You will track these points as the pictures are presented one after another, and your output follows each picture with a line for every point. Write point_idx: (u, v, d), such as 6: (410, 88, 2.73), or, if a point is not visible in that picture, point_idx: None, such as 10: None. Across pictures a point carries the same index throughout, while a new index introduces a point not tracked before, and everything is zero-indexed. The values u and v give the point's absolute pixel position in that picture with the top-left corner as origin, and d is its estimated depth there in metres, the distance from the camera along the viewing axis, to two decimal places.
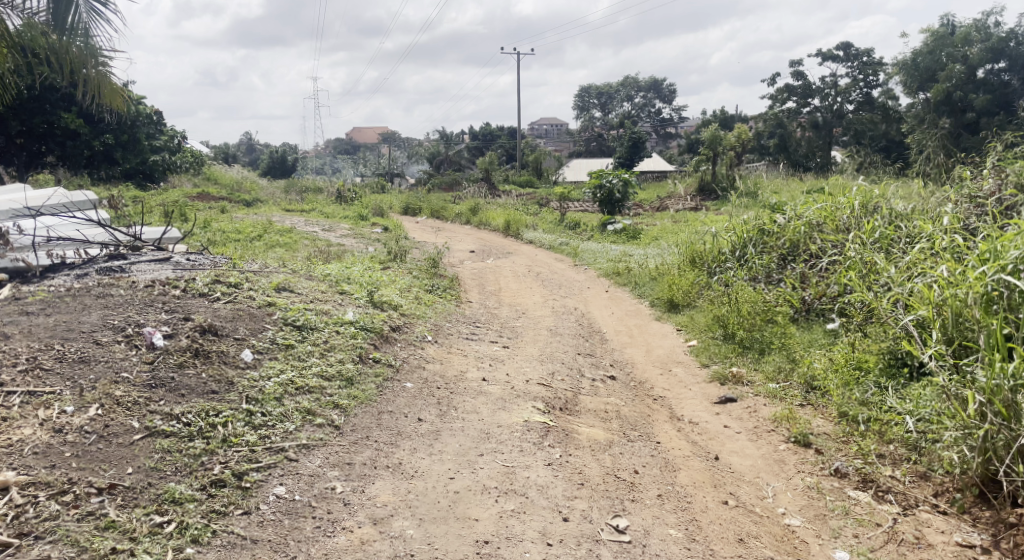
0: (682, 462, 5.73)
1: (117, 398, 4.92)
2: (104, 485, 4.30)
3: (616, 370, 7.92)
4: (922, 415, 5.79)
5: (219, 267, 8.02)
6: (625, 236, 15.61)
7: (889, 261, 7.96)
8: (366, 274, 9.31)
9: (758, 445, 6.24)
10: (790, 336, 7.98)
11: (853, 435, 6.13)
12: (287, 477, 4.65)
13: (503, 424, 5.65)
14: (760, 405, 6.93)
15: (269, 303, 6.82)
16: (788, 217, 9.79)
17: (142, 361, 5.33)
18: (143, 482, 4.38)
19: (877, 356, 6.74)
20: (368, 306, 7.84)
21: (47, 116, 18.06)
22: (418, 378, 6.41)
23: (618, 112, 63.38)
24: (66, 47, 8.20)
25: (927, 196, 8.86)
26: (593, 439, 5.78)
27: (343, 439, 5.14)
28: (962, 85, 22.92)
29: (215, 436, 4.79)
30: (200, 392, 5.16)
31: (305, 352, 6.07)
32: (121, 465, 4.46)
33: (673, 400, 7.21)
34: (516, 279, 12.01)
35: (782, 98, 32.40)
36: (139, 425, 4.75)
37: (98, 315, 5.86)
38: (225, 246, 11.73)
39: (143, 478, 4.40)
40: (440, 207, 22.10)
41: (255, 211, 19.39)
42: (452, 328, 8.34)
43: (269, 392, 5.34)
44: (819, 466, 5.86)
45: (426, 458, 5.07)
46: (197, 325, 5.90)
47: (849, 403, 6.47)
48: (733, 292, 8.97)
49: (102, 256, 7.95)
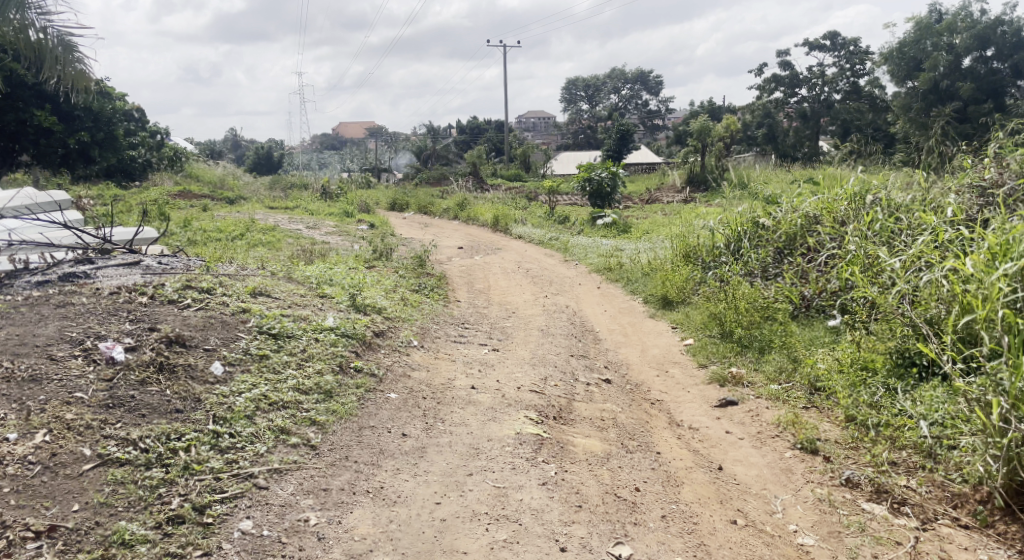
0: (684, 474, 5.36)
1: (68, 422, 4.52)
2: (43, 527, 3.91)
3: (611, 373, 7.53)
4: (936, 420, 5.46)
5: (192, 271, 7.61)
6: (615, 230, 15.27)
7: (892, 253, 7.60)
8: (348, 275, 8.91)
9: (763, 452, 5.88)
10: (790, 333, 7.63)
11: (863, 441, 5.79)
12: (254, 509, 4.26)
13: (493, 438, 5.28)
14: (762, 408, 6.58)
15: (243, 310, 6.42)
16: (784, 210, 9.45)
17: (99, 379, 4.93)
18: (90, 522, 3.99)
19: (885, 356, 6.38)
20: (350, 310, 7.46)
21: (19, 114, 17.40)
22: (403, 388, 6.03)
23: (605, 105, 62.95)
24: (41, 44, 7.76)
25: (927, 186, 8.51)
26: (590, 452, 5.41)
27: (320, 461, 4.75)
28: (949, 74, 22.63)
29: (175, 463, 4.40)
30: (163, 411, 4.77)
31: (280, 363, 5.68)
32: (67, 501, 4.07)
33: (671, 404, 6.85)
34: (505, 276, 11.60)
35: (769, 88, 32.09)
36: (90, 453, 4.35)
37: (54, 327, 5.45)
38: (202, 248, 11.28)
39: (89, 518, 4.01)
40: (428, 202, 21.69)
41: (237, 209, 18.87)
42: (439, 331, 7.96)
43: (240, 409, 4.95)
44: (829, 475, 5.50)
45: (410, 481, 4.68)
46: (163, 336, 5.51)
47: (857, 406, 6.11)
48: (731, 288, 8.59)
49: (68, 262, 7.51)
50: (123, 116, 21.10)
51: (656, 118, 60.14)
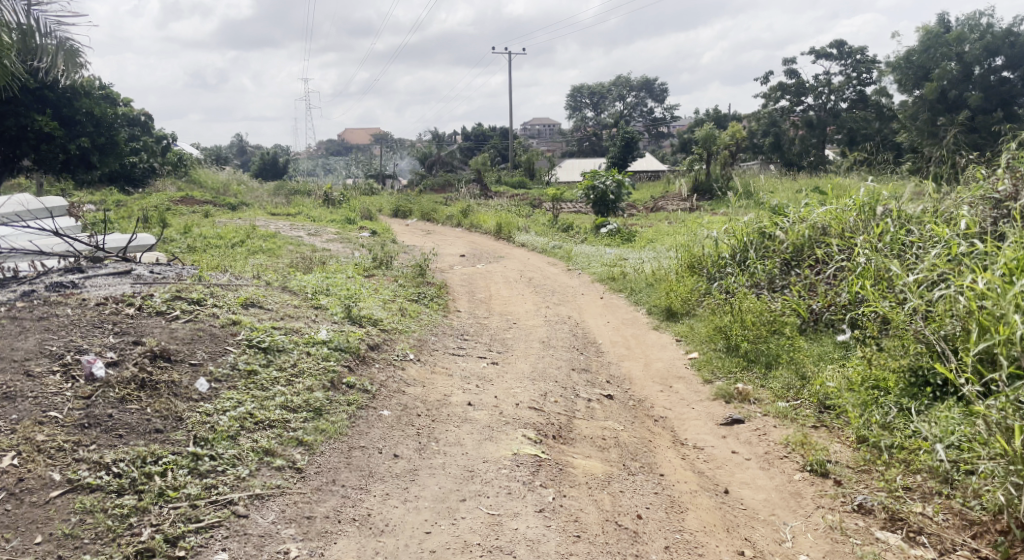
0: (689, 499, 5.14)
1: (38, 444, 4.35)
2: None
3: (613, 388, 7.29)
4: (952, 442, 5.22)
5: (183, 281, 7.38)
6: (619, 239, 15.04)
7: (904, 266, 7.36)
8: (346, 285, 8.68)
9: (770, 474, 5.65)
10: (798, 348, 7.37)
11: (876, 464, 5.53)
12: (231, 540, 4.06)
13: (489, 459, 5.06)
14: (769, 427, 6.34)
15: (233, 321, 6.20)
16: (792, 221, 9.19)
17: (76, 397, 4.74)
18: (53, 556, 3.82)
19: (897, 375, 6.09)
20: (345, 323, 7.23)
21: (19, 119, 16.64)
22: (396, 404, 5.80)
23: (609, 112, 62.74)
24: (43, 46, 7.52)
25: (939, 197, 8.27)
26: (590, 474, 5.18)
27: (305, 485, 4.54)
28: (957, 84, 22.42)
29: (150, 489, 4.22)
30: (141, 431, 4.59)
31: (269, 379, 5.45)
32: (29, 532, 3.92)
33: (675, 422, 6.62)
34: (507, 285, 11.37)
35: (774, 97, 31.84)
36: (59, 478, 4.18)
37: (33, 340, 5.24)
38: (200, 255, 11.04)
39: (52, 551, 3.84)
40: (431, 209, 21.48)
41: (240, 215, 18.64)
42: (438, 343, 7.74)
43: (223, 429, 4.76)
44: (841, 500, 5.26)
45: (400, 507, 4.47)
46: (147, 349, 5.32)
47: (868, 427, 5.87)
48: (737, 300, 8.34)
49: (56, 272, 7.28)
50: (126, 121, 20.82)
51: (660, 125, 59.91)
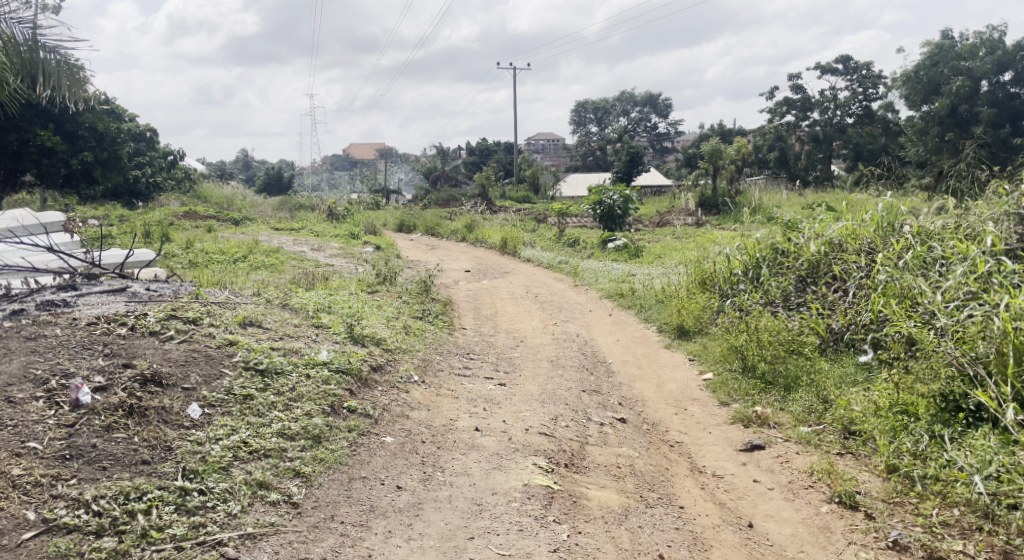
0: (712, 535, 4.83)
1: (14, 479, 4.07)
2: None
3: (625, 411, 6.96)
4: (990, 474, 4.92)
5: (179, 298, 7.09)
6: (627, 254, 14.73)
7: (929, 284, 7.03)
8: (348, 302, 8.36)
9: (796, 506, 5.32)
10: (819, 371, 7.03)
11: (908, 496, 5.19)
12: None
13: (498, 492, 4.75)
14: (792, 454, 6.00)
15: (230, 342, 5.90)
16: (807, 235, 8.85)
17: (59, 425, 4.46)
18: None
19: (926, 400, 5.74)
20: (347, 343, 6.92)
21: (21, 133, 16.39)
22: (400, 431, 5.49)
23: (613, 127, 62.52)
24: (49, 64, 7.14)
25: (962, 212, 7.94)
26: (607, 507, 4.87)
27: (301, 522, 4.24)
28: (966, 99, 22.06)
29: (132, 530, 3.94)
30: (128, 463, 4.31)
31: (266, 404, 5.14)
32: None
33: (691, 448, 6.29)
34: (513, 301, 11.08)
35: (780, 111, 31.55)
36: (34, 518, 3.90)
37: (17, 363, 4.95)
38: (200, 272, 10.73)
39: None
40: (436, 224, 21.19)
41: (243, 230, 18.38)
42: (443, 363, 7.44)
43: (214, 460, 4.47)
44: (873, 536, 4.93)
45: (403, 546, 4.17)
46: (137, 374, 5.02)
47: (898, 456, 5.52)
48: (752, 319, 8.00)
49: (48, 290, 6.99)
50: (130, 136, 20.60)
51: (664, 140, 59.72)
